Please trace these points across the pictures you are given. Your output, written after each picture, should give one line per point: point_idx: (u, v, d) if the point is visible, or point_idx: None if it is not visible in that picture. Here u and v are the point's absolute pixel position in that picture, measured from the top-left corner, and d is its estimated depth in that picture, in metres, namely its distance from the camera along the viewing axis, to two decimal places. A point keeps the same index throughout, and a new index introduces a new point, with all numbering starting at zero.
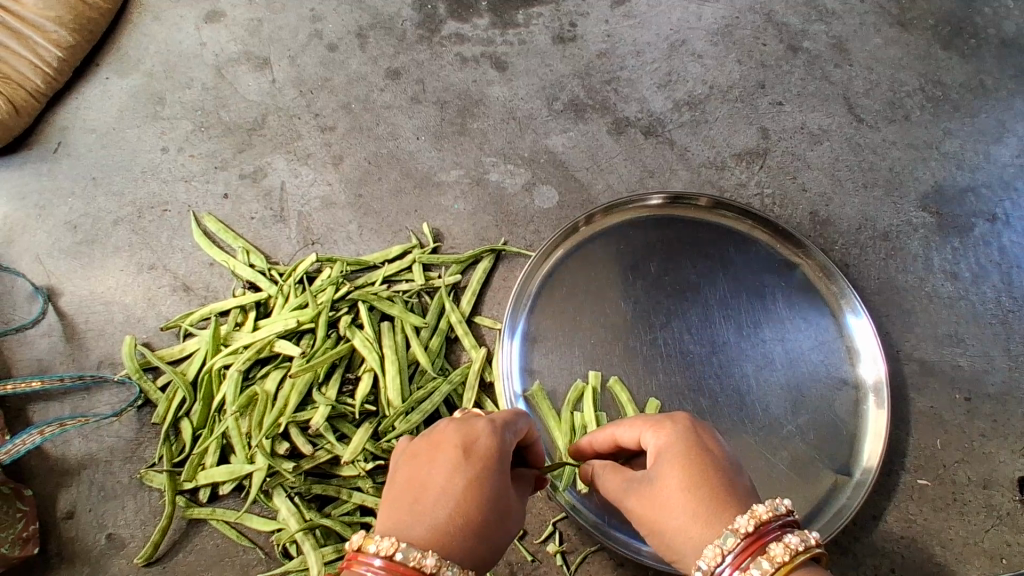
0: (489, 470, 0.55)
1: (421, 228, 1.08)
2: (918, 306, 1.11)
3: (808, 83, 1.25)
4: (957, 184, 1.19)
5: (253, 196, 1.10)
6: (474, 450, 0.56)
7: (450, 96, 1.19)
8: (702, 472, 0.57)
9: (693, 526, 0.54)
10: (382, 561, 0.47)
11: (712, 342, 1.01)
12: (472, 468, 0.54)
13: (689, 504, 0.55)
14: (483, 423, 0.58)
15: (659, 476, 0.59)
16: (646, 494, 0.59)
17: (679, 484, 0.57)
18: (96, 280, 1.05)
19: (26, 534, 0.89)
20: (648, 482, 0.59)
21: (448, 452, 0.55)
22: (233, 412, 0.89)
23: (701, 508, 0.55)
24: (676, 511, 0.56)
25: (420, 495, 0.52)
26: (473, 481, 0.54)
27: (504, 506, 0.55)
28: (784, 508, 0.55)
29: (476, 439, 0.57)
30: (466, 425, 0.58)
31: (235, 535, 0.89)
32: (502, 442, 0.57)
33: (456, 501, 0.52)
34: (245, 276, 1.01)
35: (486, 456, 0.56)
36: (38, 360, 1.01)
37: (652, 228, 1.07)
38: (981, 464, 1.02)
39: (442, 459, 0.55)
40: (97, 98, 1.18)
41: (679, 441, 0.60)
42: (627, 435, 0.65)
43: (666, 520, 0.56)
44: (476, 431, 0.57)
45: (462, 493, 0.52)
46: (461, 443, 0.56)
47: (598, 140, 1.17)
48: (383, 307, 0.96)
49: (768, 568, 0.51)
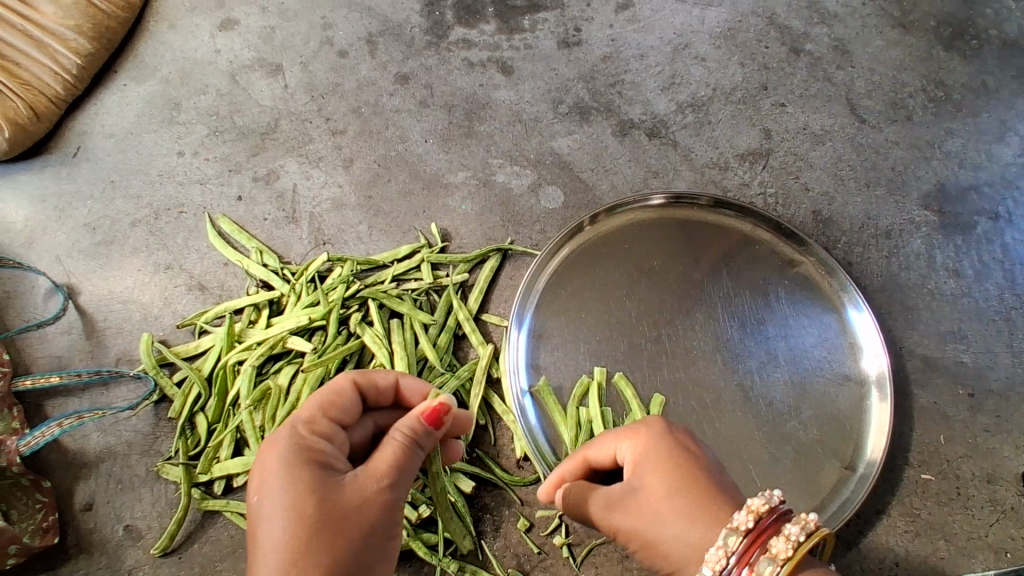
0: (304, 472, 0.63)
1: (429, 228, 1.11)
2: (921, 303, 1.12)
3: (810, 85, 1.27)
4: (958, 183, 1.20)
5: (266, 197, 1.13)
6: (277, 454, 0.64)
7: (458, 100, 1.22)
8: (685, 475, 0.63)
9: (694, 530, 0.60)
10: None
11: (716, 339, 1.03)
12: (286, 478, 0.62)
13: (683, 505, 0.61)
14: (273, 444, 0.65)
15: (643, 486, 0.64)
16: (633, 507, 0.64)
17: (667, 487, 0.63)
18: (114, 280, 1.09)
19: (46, 524, 0.92)
20: (635, 494, 0.64)
21: (270, 471, 0.64)
22: (247, 405, 0.92)
23: (696, 509, 0.61)
24: (672, 517, 0.61)
25: (261, 531, 0.61)
26: (289, 487, 0.61)
27: (335, 485, 0.63)
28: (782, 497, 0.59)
29: (268, 451, 0.65)
30: (272, 441, 0.66)
31: (248, 526, 0.91)
32: (293, 439, 0.66)
33: (283, 513, 0.60)
34: (259, 275, 1.04)
35: (302, 456, 0.64)
36: (57, 356, 1.04)
37: (656, 227, 1.08)
38: (985, 458, 1.03)
39: (269, 482, 0.63)
40: (115, 104, 1.22)
41: (658, 447, 0.66)
42: (598, 451, 0.70)
43: (665, 527, 0.61)
44: (278, 439, 0.66)
45: (286, 508, 0.60)
46: (272, 460, 0.64)
47: (602, 142, 1.19)
48: (393, 304, 0.99)
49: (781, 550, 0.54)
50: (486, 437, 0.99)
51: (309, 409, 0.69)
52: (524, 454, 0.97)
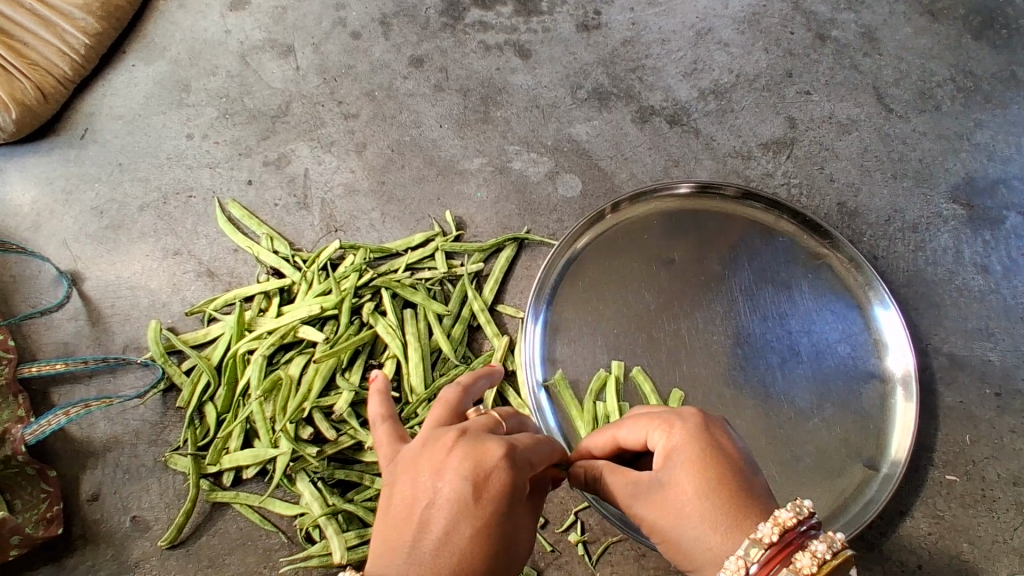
0: (490, 515, 0.50)
1: (443, 216, 1.08)
2: (948, 299, 1.09)
3: (836, 73, 1.23)
4: (988, 176, 1.17)
5: (277, 182, 1.10)
6: (487, 488, 0.51)
7: (473, 84, 1.19)
8: (714, 477, 0.56)
9: (715, 537, 0.54)
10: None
11: (737, 333, 1.00)
12: (481, 517, 0.50)
13: (708, 507, 0.55)
14: (493, 456, 0.52)
15: (670, 481, 0.57)
16: (655, 499, 0.58)
17: (696, 484, 0.56)
18: (121, 265, 1.06)
19: (49, 515, 0.91)
20: (657, 486, 0.58)
21: (469, 487, 0.51)
22: (257, 396, 0.89)
23: (723, 515, 0.54)
24: (696, 518, 0.55)
25: (427, 532, 0.49)
26: (482, 527, 0.50)
27: (512, 546, 0.51)
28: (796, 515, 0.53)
29: (475, 465, 0.52)
30: (480, 450, 0.53)
31: (258, 519, 0.90)
32: (513, 469, 0.53)
33: (459, 549, 0.48)
34: (269, 262, 1.02)
35: (512, 493, 0.52)
36: (64, 343, 1.02)
37: (678, 218, 1.05)
38: (1012, 460, 1.00)
39: (466, 504, 0.50)
40: (124, 85, 1.19)
41: (697, 441, 0.58)
42: (631, 434, 0.62)
43: (681, 527, 0.56)
44: (491, 461, 0.52)
45: (468, 541, 0.49)
46: (474, 474, 0.51)
47: (622, 129, 1.16)
48: (406, 294, 0.97)
49: None
50: None
51: (528, 442, 0.56)
52: None
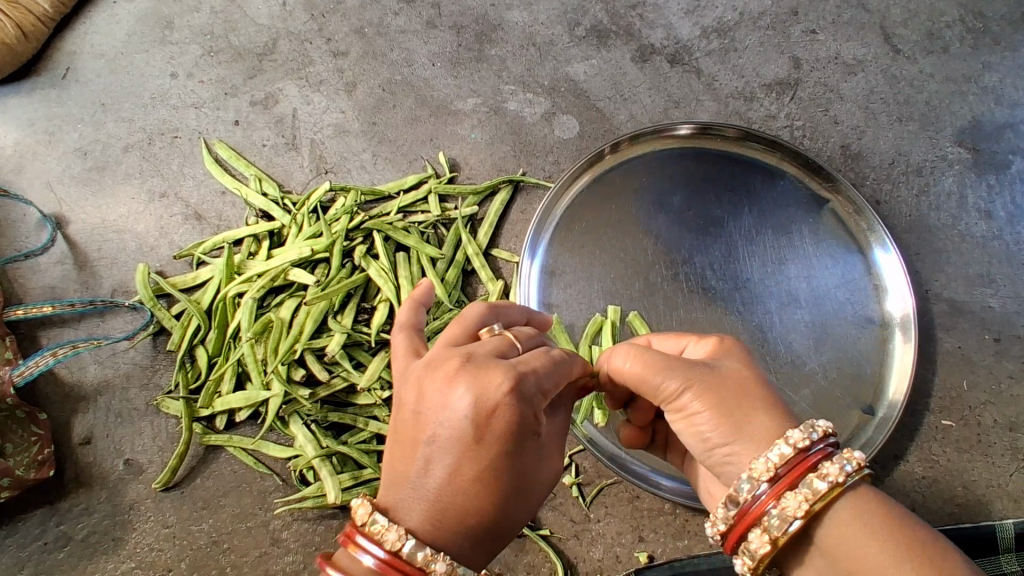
0: (492, 454, 0.50)
1: (437, 158, 1.05)
2: (950, 244, 1.07)
3: (843, 11, 1.19)
4: (995, 120, 1.14)
5: (265, 123, 1.07)
6: (490, 428, 0.50)
7: (467, 21, 1.14)
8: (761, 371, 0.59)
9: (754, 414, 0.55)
10: (385, 552, 0.48)
11: (735, 277, 0.98)
12: (485, 457, 0.50)
13: (761, 389, 0.57)
14: (495, 390, 0.50)
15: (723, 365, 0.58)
16: (707, 376, 0.57)
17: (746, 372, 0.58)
18: (107, 208, 1.04)
19: (41, 457, 0.90)
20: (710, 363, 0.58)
21: (472, 425, 0.50)
22: (248, 338, 0.88)
23: (769, 401, 0.56)
24: (750, 395, 0.56)
25: (428, 470, 0.50)
26: (487, 466, 0.50)
27: (523, 480, 0.52)
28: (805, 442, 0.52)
29: (479, 401, 0.50)
30: (484, 380, 0.50)
31: (252, 461, 0.90)
32: (518, 404, 0.51)
33: (462, 485, 0.50)
34: (258, 205, 0.99)
35: (523, 429, 0.51)
36: (51, 287, 1.00)
37: (676, 160, 1.03)
38: (1009, 406, 1.00)
39: (473, 441, 0.50)
40: (104, 22, 1.14)
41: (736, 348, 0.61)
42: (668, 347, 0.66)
43: (729, 407, 0.55)
44: (495, 396, 0.50)
45: (469, 481, 0.50)
46: (476, 412, 0.50)
47: (621, 69, 1.12)
48: (399, 237, 0.94)
49: (819, 488, 0.51)
50: None
51: (538, 369, 0.53)
52: None
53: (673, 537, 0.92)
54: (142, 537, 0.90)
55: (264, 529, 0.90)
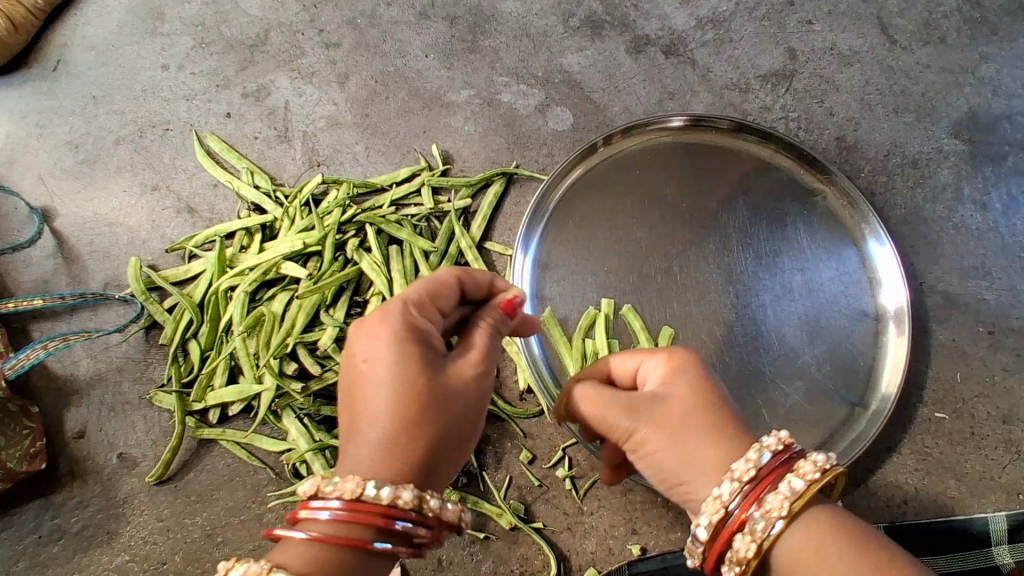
0: (398, 380, 0.58)
1: (430, 150, 1.05)
2: (945, 237, 1.07)
3: (840, 1, 1.18)
4: (991, 111, 1.13)
5: (257, 115, 1.07)
6: (384, 353, 0.59)
7: (460, 12, 1.13)
8: (714, 396, 0.60)
9: (707, 449, 0.57)
10: (344, 501, 0.53)
11: (729, 270, 0.98)
12: (389, 380, 0.58)
13: (708, 422, 0.58)
14: (381, 325, 0.60)
15: (672, 397, 0.60)
16: (656, 416, 0.59)
17: (694, 401, 0.60)
18: (99, 201, 1.03)
19: (33, 451, 0.90)
20: (659, 400, 0.60)
21: (374, 363, 0.59)
22: (241, 332, 0.88)
23: (716, 432, 0.58)
24: (699, 431, 0.58)
25: (362, 421, 0.58)
26: (397, 391, 0.57)
27: (438, 395, 0.58)
28: (774, 449, 0.55)
29: (374, 343, 0.59)
30: (374, 328, 0.60)
31: (246, 455, 0.90)
32: (403, 327, 0.60)
33: (380, 414, 0.57)
34: (250, 197, 0.99)
35: (415, 349, 0.59)
36: (43, 280, 1.00)
37: (669, 152, 1.02)
38: (1002, 398, 1.00)
39: (378, 374, 0.58)
40: (94, 13, 1.13)
41: (692, 371, 0.62)
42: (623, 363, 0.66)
43: (680, 440, 0.58)
44: (382, 334, 0.59)
45: (389, 413, 0.57)
46: (373, 354, 0.59)
47: (615, 60, 1.12)
48: (392, 231, 0.94)
49: (799, 486, 0.52)
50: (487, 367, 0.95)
51: (417, 298, 0.63)
52: (528, 386, 0.95)
53: (666, 529, 0.92)
54: (137, 530, 0.90)
55: (259, 522, 0.90)
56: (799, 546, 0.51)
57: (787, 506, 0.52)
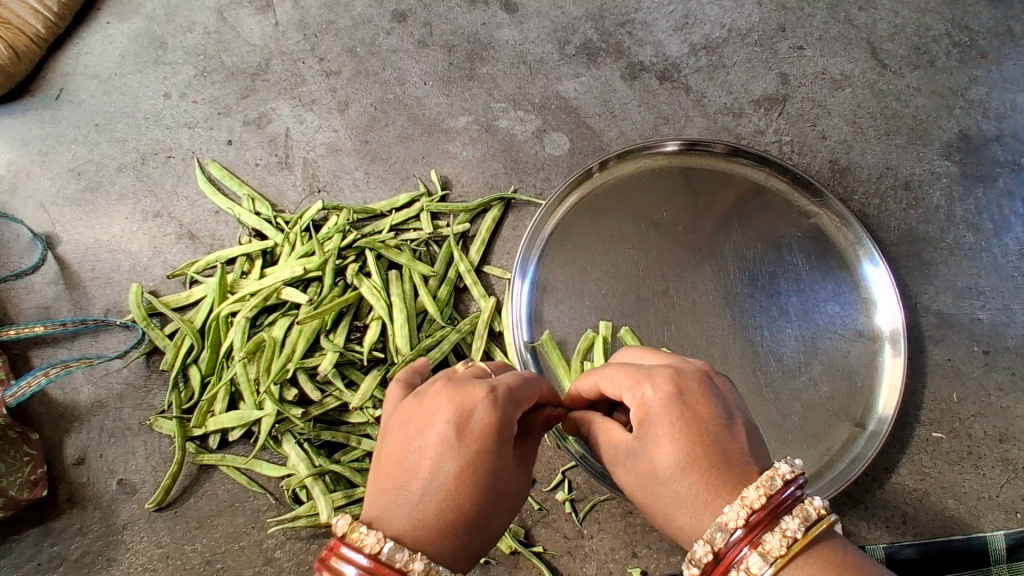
0: (471, 456, 0.51)
1: (429, 176, 1.06)
2: (938, 257, 1.08)
3: (830, 27, 1.20)
4: (981, 133, 1.15)
5: (258, 142, 1.08)
6: (470, 429, 0.52)
7: (458, 39, 1.15)
8: (688, 450, 0.54)
9: (688, 514, 0.53)
10: (367, 559, 0.46)
11: (725, 293, 0.99)
12: (465, 458, 0.51)
13: (681, 484, 0.53)
14: (479, 401, 0.54)
15: (645, 452, 0.56)
16: (632, 471, 0.57)
17: (665, 459, 0.54)
18: (101, 227, 1.04)
19: (34, 478, 0.90)
20: (634, 454, 0.57)
21: (452, 431, 0.52)
22: (241, 357, 0.89)
23: (690, 496, 0.53)
24: (669, 495, 0.54)
25: (408, 476, 0.51)
26: (469, 473, 0.51)
27: (502, 491, 0.53)
28: (766, 490, 0.50)
29: (460, 410, 0.53)
30: (463, 395, 0.54)
31: (246, 480, 0.90)
32: (501, 415, 0.54)
33: (445, 492, 0.50)
34: (251, 224, 1.00)
35: (501, 439, 0.53)
36: (44, 307, 1.01)
37: (665, 176, 1.03)
38: (999, 418, 1.00)
39: (456, 445, 0.51)
40: (98, 43, 1.15)
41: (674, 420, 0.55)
42: (610, 389, 0.60)
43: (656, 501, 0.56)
44: (473, 403, 0.54)
45: (450, 488, 0.50)
46: (455, 417, 0.53)
47: (611, 86, 1.14)
48: (391, 255, 0.95)
49: (813, 512, 0.50)
50: None
51: (513, 384, 0.57)
52: None
53: (666, 553, 0.92)
54: (135, 557, 0.89)
55: (258, 548, 0.90)
56: None
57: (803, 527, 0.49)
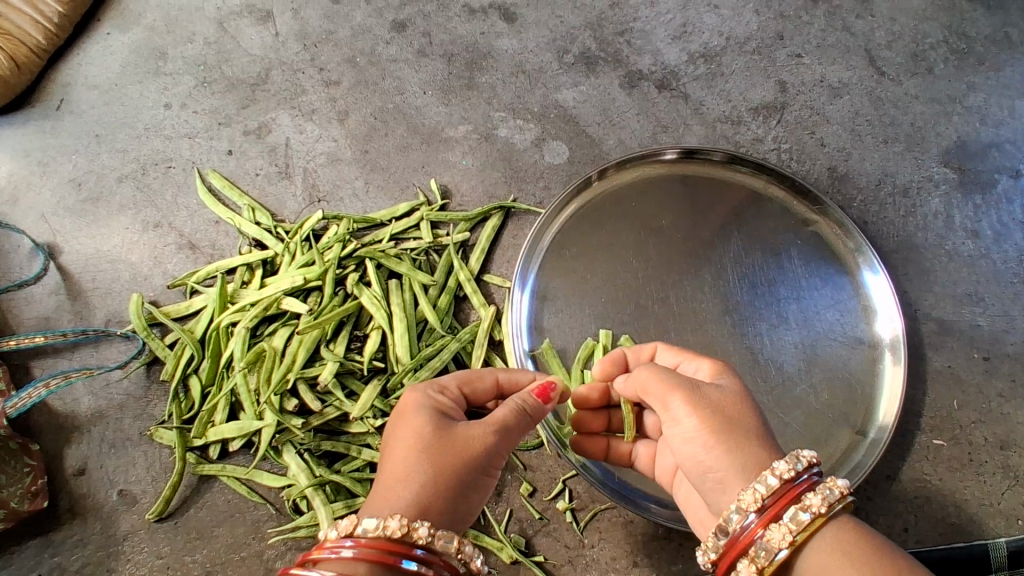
0: (434, 431, 0.59)
1: (428, 185, 1.06)
2: (938, 264, 1.08)
3: (828, 35, 1.20)
4: (979, 140, 1.15)
5: (258, 152, 1.08)
6: (406, 413, 0.63)
7: (458, 49, 1.16)
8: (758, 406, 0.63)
9: (758, 444, 0.59)
10: (340, 550, 0.53)
11: (725, 301, 0.99)
12: (404, 432, 0.60)
13: (749, 418, 0.60)
14: (410, 394, 0.65)
15: (725, 390, 0.63)
16: (701, 401, 0.61)
17: (737, 399, 0.62)
18: (101, 238, 1.04)
19: (34, 489, 0.90)
20: (713, 387, 0.62)
21: (393, 424, 0.63)
22: (241, 368, 0.89)
23: (753, 435, 0.59)
24: (745, 429, 0.59)
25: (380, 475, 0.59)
26: (409, 440, 0.59)
27: (452, 440, 0.59)
28: (785, 474, 0.55)
29: (400, 407, 0.64)
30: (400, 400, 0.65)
31: (246, 491, 0.90)
32: (424, 396, 0.64)
33: (394, 464, 0.58)
34: (251, 233, 1.00)
35: (434, 412, 0.62)
36: (45, 317, 1.01)
37: (664, 184, 1.04)
38: (1000, 424, 1.00)
39: (398, 430, 0.61)
40: (99, 54, 1.15)
41: (733, 370, 0.67)
42: (669, 360, 0.73)
43: (725, 431, 0.59)
44: (405, 399, 0.65)
45: (398, 459, 0.58)
46: (397, 414, 0.64)
47: (609, 94, 1.14)
48: (391, 265, 0.95)
49: (831, 492, 0.55)
50: None
51: (448, 380, 0.68)
52: None
53: (667, 562, 0.92)
54: (135, 568, 0.89)
55: (258, 559, 0.89)
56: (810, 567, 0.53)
57: (822, 507, 0.54)
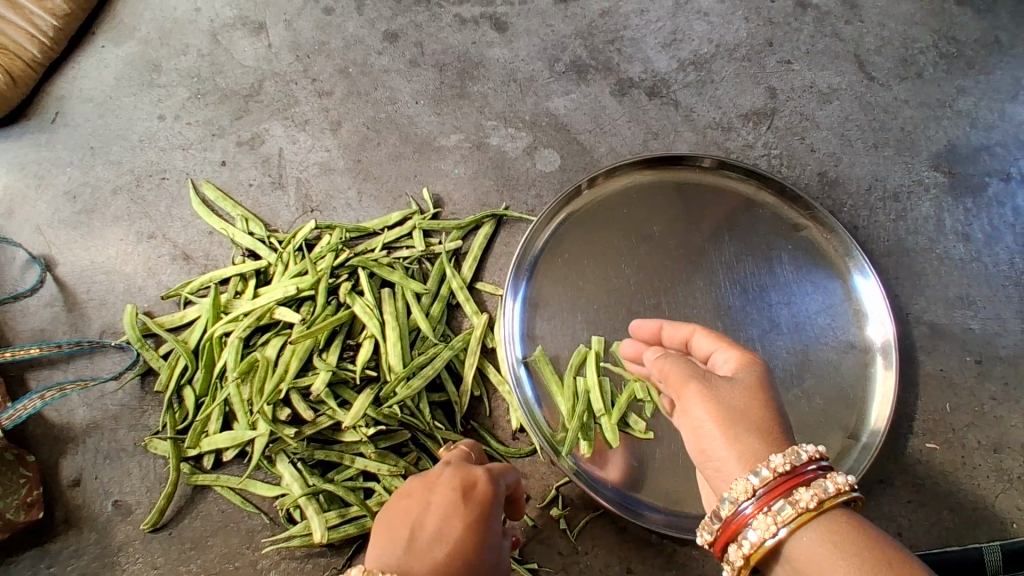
0: (486, 531, 0.62)
1: (421, 194, 1.07)
2: (929, 268, 1.09)
3: (817, 41, 1.21)
4: (969, 144, 1.16)
5: (252, 163, 1.09)
6: (471, 494, 0.64)
7: (449, 58, 1.17)
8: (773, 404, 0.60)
9: (758, 443, 0.58)
10: None
11: (717, 306, 1.00)
12: (464, 516, 0.62)
13: (756, 417, 0.59)
14: (477, 474, 0.66)
15: (738, 382, 0.61)
16: (711, 391, 0.60)
17: (749, 399, 0.60)
18: (96, 250, 1.05)
19: (30, 500, 0.90)
20: (729, 381, 0.61)
21: (448, 493, 0.64)
22: (234, 378, 0.89)
23: (758, 431, 0.58)
24: (747, 427, 0.58)
25: (417, 537, 0.60)
26: (466, 529, 0.61)
27: (492, 546, 0.62)
28: (781, 467, 0.55)
29: (463, 480, 0.65)
30: (464, 472, 0.67)
31: (240, 501, 0.90)
32: (494, 487, 0.66)
33: (446, 540, 0.59)
34: (244, 244, 1.01)
35: (491, 505, 0.64)
36: (41, 329, 1.01)
37: (655, 190, 1.04)
38: (993, 427, 1.00)
39: (454, 506, 0.62)
40: (94, 67, 1.16)
41: (760, 361, 0.64)
42: (703, 343, 0.70)
43: (726, 429, 0.58)
44: (473, 477, 0.66)
45: (451, 540, 0.59)
46: (460, 486, 0.65)
47: (600, 102, 1.15)
48: (383, 273, 0.95)
49: (828, 488, 0.53)
50: (480, 408, 0.96)
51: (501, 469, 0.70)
52: (520, 425, 0.95)
53: (661, 568, 0.92)
54: None
55: (252, 569, 0.90)
56: (797, 556, 0.52)
57: (815, 501, 0.53)
